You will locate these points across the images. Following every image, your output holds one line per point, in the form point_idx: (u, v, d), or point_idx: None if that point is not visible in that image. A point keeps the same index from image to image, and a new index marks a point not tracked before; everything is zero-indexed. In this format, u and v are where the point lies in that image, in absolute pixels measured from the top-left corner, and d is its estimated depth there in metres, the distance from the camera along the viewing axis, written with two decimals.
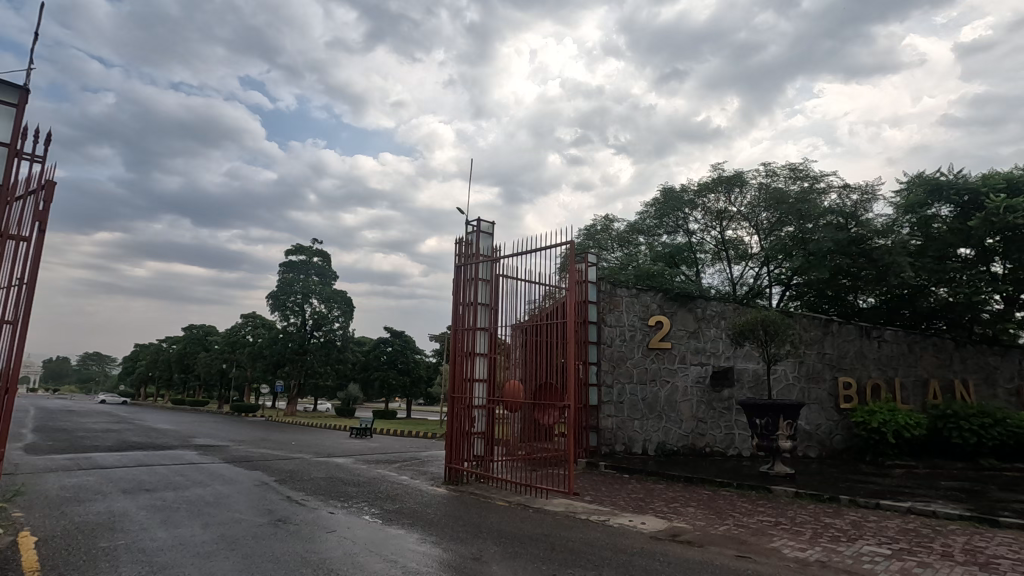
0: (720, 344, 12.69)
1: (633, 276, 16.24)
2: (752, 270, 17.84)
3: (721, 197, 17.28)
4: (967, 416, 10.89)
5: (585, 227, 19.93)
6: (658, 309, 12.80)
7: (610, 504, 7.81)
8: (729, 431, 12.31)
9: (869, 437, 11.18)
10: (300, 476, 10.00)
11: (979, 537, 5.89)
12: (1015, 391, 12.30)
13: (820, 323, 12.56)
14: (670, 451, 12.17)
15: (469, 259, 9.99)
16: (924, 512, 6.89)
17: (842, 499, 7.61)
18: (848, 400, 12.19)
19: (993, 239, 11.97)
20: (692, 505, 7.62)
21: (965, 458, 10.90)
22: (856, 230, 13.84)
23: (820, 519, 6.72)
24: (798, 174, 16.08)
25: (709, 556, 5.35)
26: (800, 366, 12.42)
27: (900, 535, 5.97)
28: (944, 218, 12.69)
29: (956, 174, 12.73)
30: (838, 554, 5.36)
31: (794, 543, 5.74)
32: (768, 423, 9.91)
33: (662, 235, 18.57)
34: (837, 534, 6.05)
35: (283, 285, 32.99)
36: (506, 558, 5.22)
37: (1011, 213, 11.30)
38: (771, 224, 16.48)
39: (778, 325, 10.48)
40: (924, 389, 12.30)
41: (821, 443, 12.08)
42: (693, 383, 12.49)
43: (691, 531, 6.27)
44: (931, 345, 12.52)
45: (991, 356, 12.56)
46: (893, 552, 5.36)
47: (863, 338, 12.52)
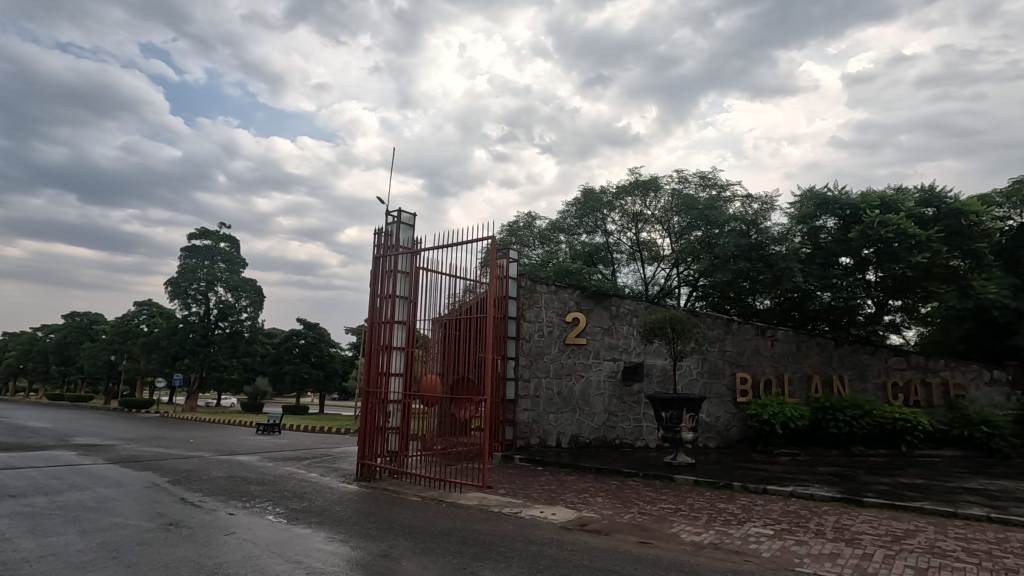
0: (631, 341, 13.23)
1: (552, 273, 16.56)
2: (663, 271, 18.66)
3: (637, 200, 18.00)
4: (842, 408, 12.11)
5: (508, 224, 20.11)
6: (576, 306, 13.16)
7: (523, 496, 7.93)
8: (637, 423, 12.89)
9: (761, 428, 12.17)
10: (197, 476, 9.32)
11: (847, 516, 6.59)
12: (882, 386, 13.56)
13: (722, 322, 13.54)
14: (582, 444, 12.58)
15: (389, 250, 9.76)
16: (803, 495, 7.59)
17: (735, 486, 8.21)
18: (745, 393, 13.15)
19: (869, 250, 13.32)
20: (600, 496, 7.91)
21: (840, 446, 12.11)
22: (756, 237, 14.98)
23: (715, 505, 7.22)
24: (707, 182, 17.08)
25: (614, 543, 5.58)
26: (703, 362, 13.31)
27: (783, 517, 6.53)
28: (830, 230, 14.00)
29: (841, 190, 14.09)
30: (729, 536, 5.78)
31: (691, 528, 6.12)
32: (673, 416, 10.49)
33: (581, 234, 19.05)
34: (729, 518, 6.52)
35: (184, 272, 30.62)
36: (417, 554, 5.16)
37: (883, 227, 12.72)
38: (682, 228, 17.39)
39: (685, 324, 11.11)
40: (808, 384, 13.48)
41: (719, 434, 13.00)
42: (605, 378, 12.97)
43: (598, 521, 6.51)
44: (815, 344, 13.71)
45: (864, 355, 13.73)
46: (776, 533, 5.86)
47: (759, 336, 13.55)
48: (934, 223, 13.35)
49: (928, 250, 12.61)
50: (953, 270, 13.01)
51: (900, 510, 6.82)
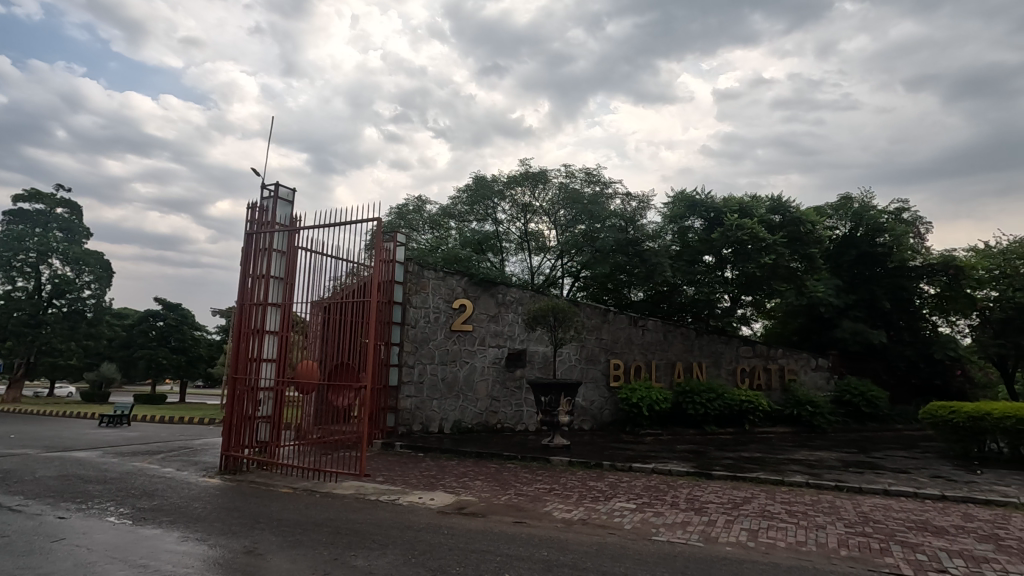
0: (516, 328, 13.53)
1: (440, 259, 16.42)
2: (549, 262, 19.08)
3: (526, 191, 18.23)
4: (699, 392, 13.44)
5: (396, 206, 19.57)
6: (462, 292, 13.18)
7: (401, 483, 7.83)
8: (518, 408, 13.26)
9: (630, 411, 13.11)
10: (18, 477, 8.03)
11: (698, 488, 7.33)
12: (732, 371, 15.22)
13: (600, 312, 14.32)
14: (465, 429, 12.70)
15: (263, 227, 9.06)
16: (663, 471, 8.31)
17: (605, 465, 8.78)
18: (617, 378, 14.08)
19: (728, 250, 14.83)
20: (479, 479, 8.05)
21: (696, 425, 13.43)
22: (633, 233, 15.99)
23: (586, 483, 7.67)
24: (592, 178, 17.72)
25: (490, 525, 5.72)
26: (581, 349, 14.02)
27: (644, 491, 7.11)
28: (696, 230, 15.36)
29: (707, 194, 15.50)
30: (596, 512, 6.17)
31: (563, 506, 6.45)
32: (552, 401, 10.93)
33: (471, 221, 18.94)
34: (597, 495, 6.97)
35: (7, 240, 26.07)
36: (285, 548, 4.89)
37: (740, 230, 14.23)
38: (568, 221, 17.95)
39: (566, 313, 11.60)
40: (672, 369, 14.76)
41: (593, 417, 13.82)
42: (489, 364, 13.18)
43: (476, 504, 6.62)
44: (679, 334, 15.03)
45: (719, 343, 15.30)
46: (637, 506, 6.37)
47: (632, 326, 14.56)
48: (780, 229, 15.19)
49: (774, 253, 14.34)
50: (792, 271, 14.89)
51: (741, 480, 7.72)
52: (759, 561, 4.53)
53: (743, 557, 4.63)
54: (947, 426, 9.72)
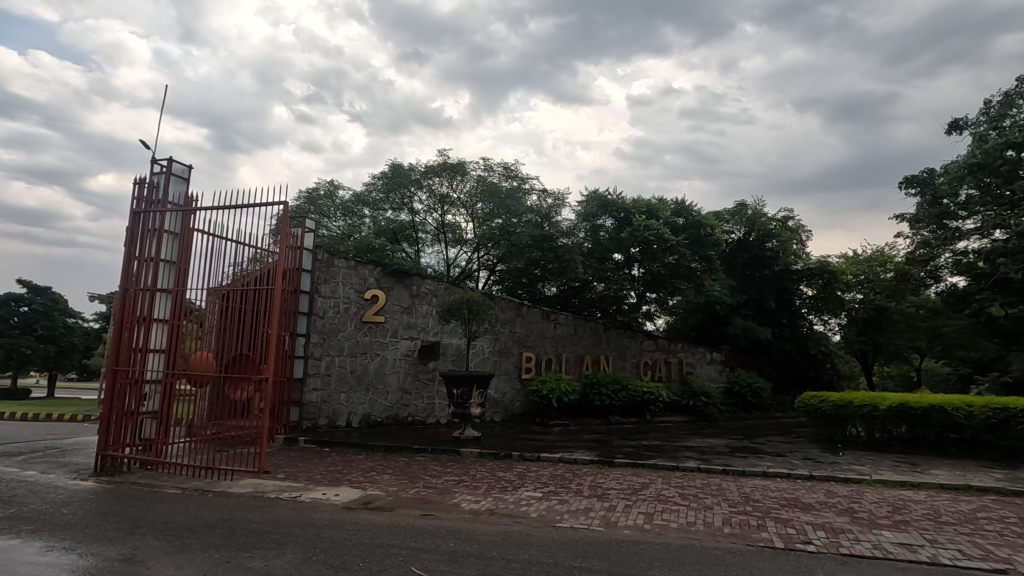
0: (430, 320, 13.37)
1: (352, 248, 15.83)
2: (465, 255, 18.81)
3: (444, 182, 17.86)
4: (605, 383, 14.07)
5: (306, 190, 18.64)
6: (375, 283, 12.84)
7: (304, 479, 7.52)
8: (430, 401, 13.13)
9: (541, 402, 13.45)
10: None
11: (601, 475, 7.68)
12: (636, 364, 16.03)
13: (514, 305, 14.55)
14: (374, 422, 12.40)
15: (152, 206, 8.28)
16: (569, 460, 8.62)
17: (514, 455, 8.95)
18: (529, 371, 14.37)
19: (636, 249, 15.64)
20: (387, 473, 7.91)
21: (602, 416, 14.03)
22: (549, 229, 16.01)
23: (495, 474, 7.79)
24: (510, 173, 17.53)
25: (396, 519, 5.64)
26: (495, 342, 14.18)
27: (551, 480, 7.34)
28: (607, 228, 16.06)
29: (618, 194, 16.21)
30: (503, 501, 6.29)
31: (471, 497, 6.51)
32: (464, 393, 10.95)
33: (386, 210, 18.40)
34: (506, 485, 7.08)
35: None
36: (171, 553, 4.55)
37: (647, 231, 15.12)
38: (485, 215, 17.59)
39: (481, 306, 11.63)
40: (581, 362, 15.29)
41: (505, 409, 14.03)
42: (401, 356, 12.95)
43: (383, 498, 6.50)
44: (589, 328, 15.60)
45: (626, 338, 16.06)
46: (543, 494, 6.56)
47: (544, 319, 14.91)
48: (683, 231, 16.19)
49: (677, 253, 15.39)
50: (693, 271, 15.92)
51: (640, 466, 8.19)
52: (653, 542, 4.83)
53: (639, 539, 4.91)
54: (817, 413, 10.89)
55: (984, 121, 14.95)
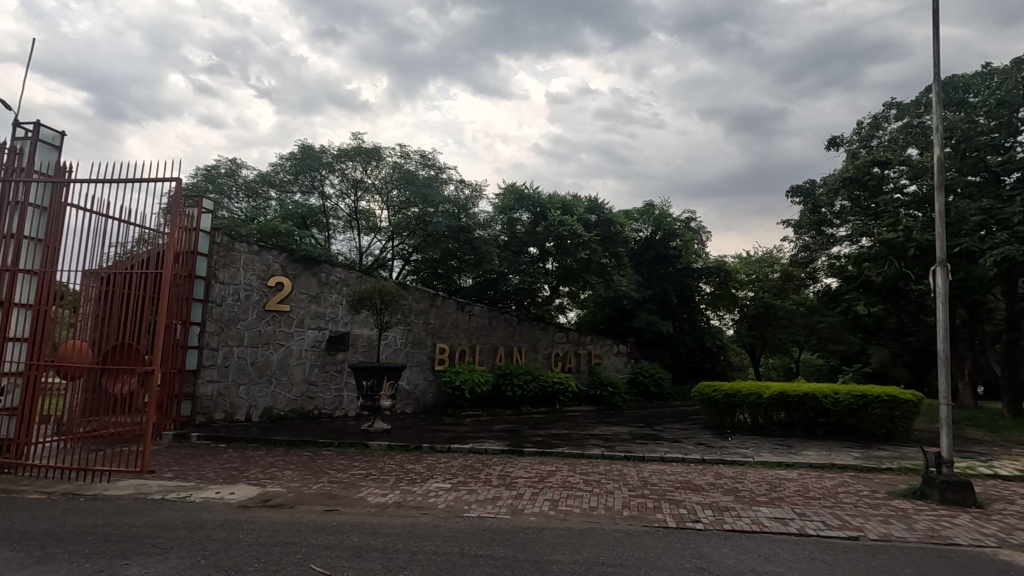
0: (339, 310, 12.85)
1: (255, 232, 14.81)
2: (379, 243, 18.14)
3: (358, 167, 17.06)
4: (517, 374, 14.30)
5: (204, 167, 17.22)
6: (280, 270, 12.17)
7: (196, 478, 7.00)
8: (338, 393, 12.65)
9: (453, 394, 13.43)
10: None
11: (511, 464, 7.81)
12: (548, 356, 16.43)
13: (429, 296, 14.38)
14: (276, 416, 11.78)
15: (13, 175, 7.28)
16: (479, 450, 8.68)
17: (424, 447, 8.88)
18: (442, 362, 14.28)
19: (551, 244, 16.06)
20: (290, 469, 7.54)
21: (512, 406, 14.27)
22: (465, 220, 15.77)
23: (404, 466, 7.68)
24: (427, 162, 16.98)
25: (298, 516, 5.40)
26: (407, 333, 13.94)
27: (460, 471, 7.36)
28: (523, 222, 16.35)
29: (535, 189, 16.53)
30: (412, 494, 6.22)
31: (378, 490, 6.38)
32: (373, 385, 10.67)
33: (295, 193, 17.42)
34: (414, 477, 7.01)
35: None
36: (29, 565, 4.05)
37: (562, 226, 15.58)
38: (400, 203, 16.95)
39: (393, 296, 11.35)
40: (494, 353, 15.42)
41: (416, 400, 13.85)
42: (307, 347, 12.37)
43: (284, 495, 6.19)
44: (503, 320, 15.75)
45: (538, 330, 16.40)
46: (453, 485, 6.57)
47: (459, 311, 14.87)
48: (595, 227, 16.78)
49: (589, 249, 15.97)
50: (604, 266, 16.54)
51: (548, 455, 8.42)
52: (557, 527, 4.99)
53: (544, 525, 5.05)
54: (709, 401, 11.75)
55: (856, 140, 16.75)
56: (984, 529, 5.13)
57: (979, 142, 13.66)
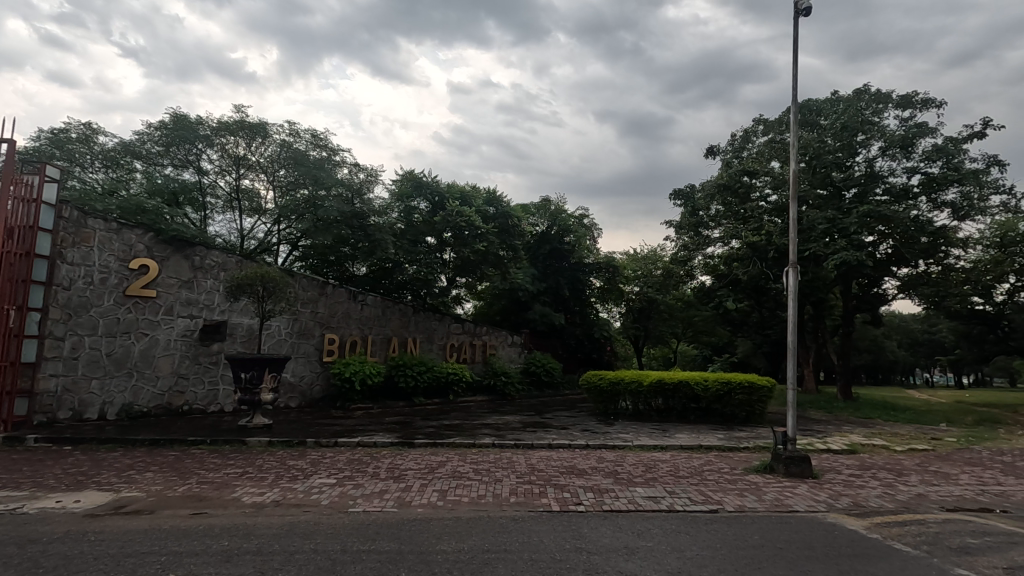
0: (215, 297, 11.81)
1: (114, 207, 13.10)
2: (263, 226, 16.90)
3: (240, 142, 15.59)
4: (410, 365, 14.11)
5: (50, 130, 14.89)
6: (145, 251, 10.92)
7: (32, 486, 6.10)
8: (212, 387, 11.65)
9: (342, 386, 12.97)
10: None
11: (400, 457, 7.67)
12: (443, 347, 16.34)
13: (318, 284, 13.71)
14: (136, 414, 10.60)
15: None
16: (367, 444, 8.44)
17: (308, 442, 8.47)
18: (330, 353, 13.69)
19: (448, 234, 15.96)
20: (151, 470, 6.83)
21: (405, 398, 14.05)
22: (359, 205, 14.95)
23: (285, 463, 7.26)
24: (319, 142, 15.94)
25: (159, 521, 4.91)
26: (293, 323, 13.20)
27: (346, 465, 7.10)
28: (421, 211, 16.16)
29: (433, 178, 16.35)
30: (292, 492, 5.89)
31: (254, 490, 5.97)
32: (253, 377, 9.97)
33: (165, 166, 15.66)
34: (295, 474, 6.66)
35: None
36: None
37: (459, 217, 15.63)
38: (288, 183, 15.81)
39: (278, 283, 10.63)
40: (387, 344, 15.03)
41: (302, 393, 13.15)
42: (177, 337, 11.25)
43: (143, 500, 5.59)
44: (396, 310, 15.41)
45: (433, 321, 16.26)
46: (337, 481, 6.32)
47: (350, 300, 14.32)
48: (493, 219, 16.95)
49: (486, 241, 16.11)
50: (501, 259, 16.77)
51: (439, 446, 8.39)
52: (444, 517, 4.99)
53: (432, 516, 5.03)
54: (595, 390, 12.40)
55: (729, 150, 18.41)
56: (817, 496, 5.90)
57: (826, 159, 15.68)
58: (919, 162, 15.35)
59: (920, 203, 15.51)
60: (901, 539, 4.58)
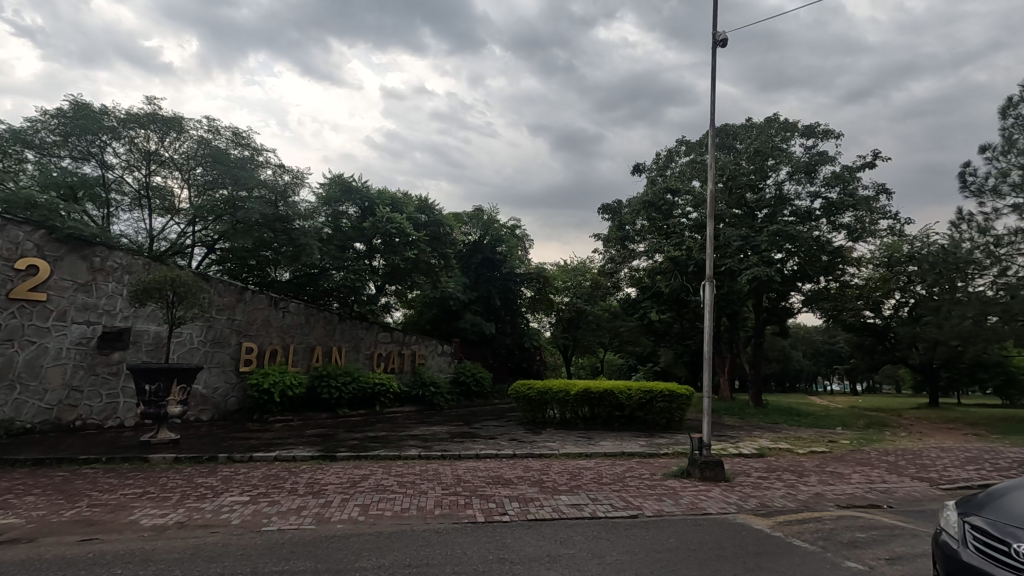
0: (116, 301, 10.87)
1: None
2: (176, 226, 15.79)
3: (152, 136, 14.48)
4: (335, 375, 13.62)
5: None
6: (34, 249, 9.89)
7: None
8: (110, 400, 10.67)
9: (259, 397, 12.31)
10: None
11: (320, 471, 7.36)
12: (370, 356, 15.91)
13: (235, 289, 12.97)
14: (17, 431, 9.52)
15: None
16: (285, 458, 8.04)
17: (220, 458, 7.95)
18: (248, 363, 12.95)
19: (378, 240, 15.63)
20: (33, 494, 6.14)
21: (328, 409, 13.54)
22: (284, 208, 14.30)
23: (192, 481, 6.76)
24: (240, 140, 15.13)
25: (40, 550, 4.42)
26: (207, 330, 12.41)
27: (261, 482, 6.71)
28: (349, 216, 15.72)
29: (363, 182, 15.99)
30: (199, 512, 5.49)
31: (155, 511, 5.50)
32: (159, 389, 9.24)
33: (63, 158, 14.25)
34: (203, 493, 6.21)
35: None
36: None
37: (389, 223, 15.36)
38: (205, 182, 14.89)
39: (190, 288, 9.95)
40: (310, 354, 14.43)
41: (215, 406, 12.33)
42: (70, 346, 10.25)
43: (21, 527, 5.00)
44: (321, 318, 14.87)
45: (360, 329, 15.84)
46: (251, 498, 5.96)
47: (271, 307, 13.65)
48: (424, 227, 16.80)
49: (417, 248, 15.92)
50: (432, 267, 16.61)
51: (362, 458, 8.12)
52: (365, 533, 4.83)
53: (351, 532, 4.85)
54: (524, 399, 12.51)
55: (654, 168, 19.29)
56: (728, 499, 6.23)
57: (741, 181, 16.77)
58: (820, 187, 16.75)
59: (821, 224, 16.91)
60: (800, 536, 4.93)
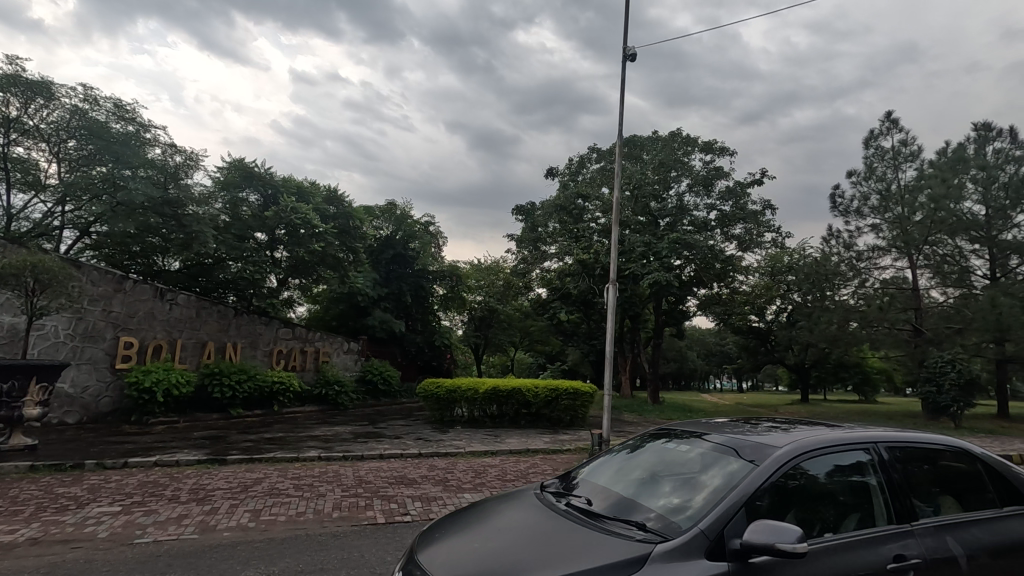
0: None
1: None
2: (42, 204, 13.98)
3: (13, 101, 12.65)
4: (228, 373, 12.72)
5: None
6: None
7: None
8: None
9: (138, 397, 11.21)
10: None
11: (207, 476, 6.84)
12: (268, 353, 15.04)
13: (113, 278, 11.74)
14: None
15: None
16: (167, 463, 7.39)
17: (88, 465, 7.16)
18: (125, 360, 11.75)
19: (281, 231, 14.79)
20: None
21: (220, 410, 12.61)
22: (174, 191, 13.10)
23: (52, 491, 6.02)
24: (124, 114, 13.53)
25: None
26: (76, 323, 11.13)
27: (136, 490, 6.11)
28: (250, 204, 14.74)
29: (266, 169, 15.06)
30: (58, 526, 4.90)
31: (2, 527, 4.83)
32: (13, 389, 8.13)
33: None
34: (65, 504, 5.55)
35: None
36: None
37: (294, 213, 14.61)
38: (80, 158, 13.29)
39: (56, 275, 8.85)
40: (201, 350, 13.35)
41: (84, 407, 11.07)
42: None
43: None
44: (214, 311, 13.82)
45: (258, 324, 14.96)
46: (122, 508, 5.40)
47: (155, 299, 12.50)
48: (333, 219, 16.14)
49: (324, 241, 15.25)
50: (340, 261, 15.98)
51: (256, 461, 7.66)
52: (253, 540, 4.55)
53: (238, 541, 4.54)
54: (432, 398, 12.39)
55: (566, 173, 19.87)
56: None
57: (646, 190, 17.71)
58: (716, 200, 18.07)
59: (716, 234, 18.23)
60: None
